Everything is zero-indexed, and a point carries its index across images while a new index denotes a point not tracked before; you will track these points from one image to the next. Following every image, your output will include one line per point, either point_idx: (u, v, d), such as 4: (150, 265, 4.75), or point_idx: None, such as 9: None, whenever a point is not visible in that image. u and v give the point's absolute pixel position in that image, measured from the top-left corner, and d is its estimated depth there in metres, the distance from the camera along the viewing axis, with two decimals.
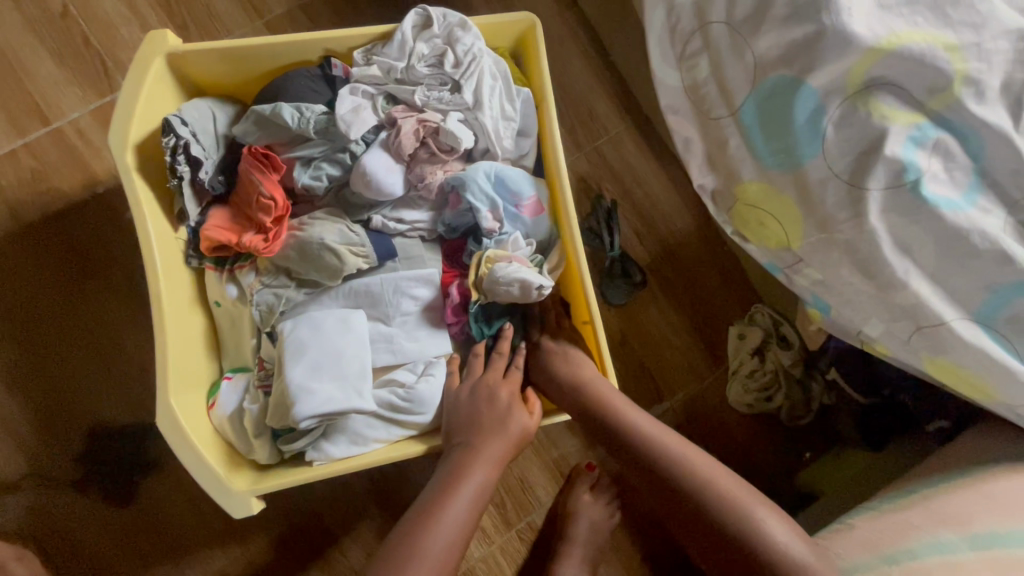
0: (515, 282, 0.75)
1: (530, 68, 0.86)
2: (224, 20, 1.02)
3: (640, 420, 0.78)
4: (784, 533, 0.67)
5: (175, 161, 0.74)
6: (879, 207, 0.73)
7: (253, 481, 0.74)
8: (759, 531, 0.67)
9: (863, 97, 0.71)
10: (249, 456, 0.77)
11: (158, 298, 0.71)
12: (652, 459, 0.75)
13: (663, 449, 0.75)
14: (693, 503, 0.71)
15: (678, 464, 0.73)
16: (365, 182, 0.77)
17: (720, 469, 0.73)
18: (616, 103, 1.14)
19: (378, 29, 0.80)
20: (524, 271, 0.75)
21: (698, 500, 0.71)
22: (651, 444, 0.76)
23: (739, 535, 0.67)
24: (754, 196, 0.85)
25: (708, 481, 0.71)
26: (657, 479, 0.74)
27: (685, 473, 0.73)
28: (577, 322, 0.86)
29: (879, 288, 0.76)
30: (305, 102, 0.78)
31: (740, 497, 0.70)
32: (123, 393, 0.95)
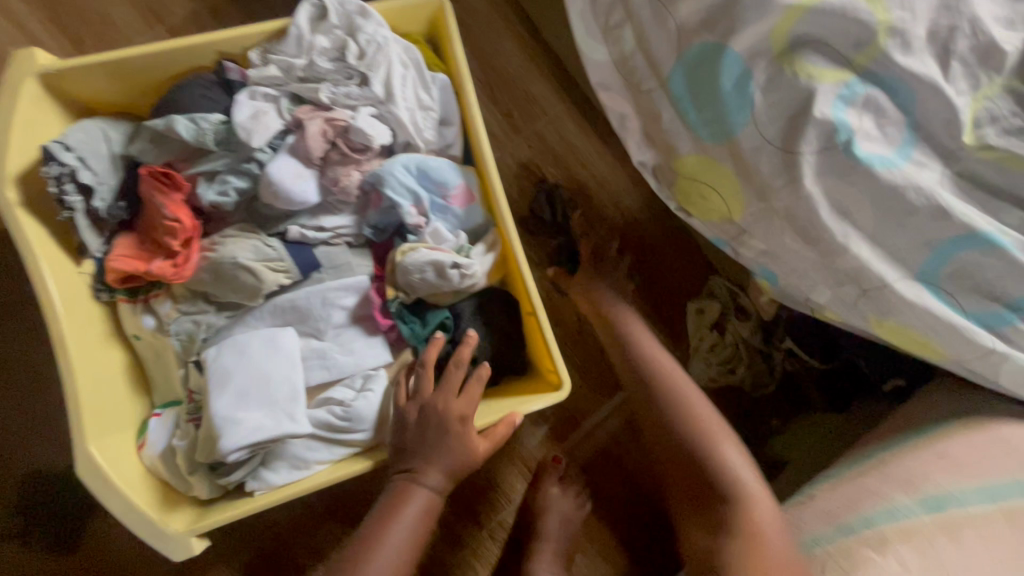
0: (428, 265, 0.73)
1: (445, 53, 0.82)
2: (122, 28, 0.95)
3: (652, 348, 0.90)
4: (734, 455, 0.78)
5: (63, 191, 0.68)
6: (814, 170, 0.70)
7: (193, 519, 0.70)
8: (719, 458, 0.78)
9: (788, 57, 0.68)
10: (188, 494, 0.73)
11: (61, 341, 0.66)
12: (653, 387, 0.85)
13: (663, 380, 0.86)
14: (674, 428, 0.82)
15: (671, 390, 0.85)
16: (273, 193, 0.72)
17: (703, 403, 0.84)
18: (552, 82, 1.10)
19: (272, 26, 0.75)
20: (435, 254, 0.73)
21: (678, 428, 0.81)
22: (658, 373, 0.87)
23: (703, 455, 0.78)
24: (693, 169, 0.82)
25: (702, 420, 0.82)
26: (650, 405, 0.85)
27: (674, 402, 0.83)
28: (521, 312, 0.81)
29: (822, 254, 0.74)
30: (200, 112, 0.73)
31: (710, 425, 0.81)
32: (56, 435, 0.90)
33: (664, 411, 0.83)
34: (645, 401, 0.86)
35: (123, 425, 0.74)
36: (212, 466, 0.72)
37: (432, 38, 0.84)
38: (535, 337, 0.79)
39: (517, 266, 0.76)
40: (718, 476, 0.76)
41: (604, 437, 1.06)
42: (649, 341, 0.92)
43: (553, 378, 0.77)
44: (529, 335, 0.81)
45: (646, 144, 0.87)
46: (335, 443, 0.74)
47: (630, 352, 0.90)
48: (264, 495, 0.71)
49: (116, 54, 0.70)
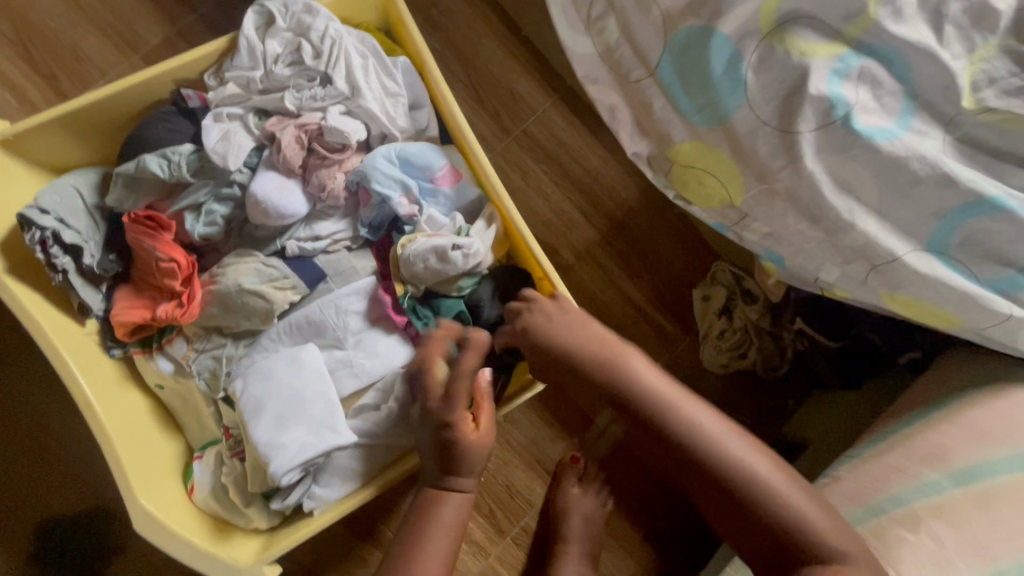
0: (429, 252, 0.72)
1: (401, 37, 0.80)
2: (96, 61, 0.94)
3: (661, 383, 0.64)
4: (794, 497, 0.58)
5: (50, 254, 0.67)
6: (813, 148, 0.69)
7: (260, 550, 0.69)
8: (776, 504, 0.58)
9: (778, 35, 0.67)
10: (249, 527, 0.71)
11: (83, 399, 0.65)
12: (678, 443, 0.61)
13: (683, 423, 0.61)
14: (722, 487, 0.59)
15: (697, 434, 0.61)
16: (262, 212, 0.70)
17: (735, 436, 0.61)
18: (536, 78, 1.08)
19: (218, 44, 0.72)
20: (435, 239, 0.72)
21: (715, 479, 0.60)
22: (676, 416, 0.62)
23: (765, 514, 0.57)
24: (689, 156, 0.81)
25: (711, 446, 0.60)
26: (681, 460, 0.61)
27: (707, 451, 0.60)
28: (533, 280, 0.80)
29: (827, 232, 0.72)
30: (169, 147, 0.70)
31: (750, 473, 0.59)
32: (68, 480, 0.89)
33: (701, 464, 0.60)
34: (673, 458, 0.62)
35: (166, 473, 0.72)
36: (266, 494, 0.71)
37: (386, 28, 0.83)
38: None
39: (522, 239, 0.76)
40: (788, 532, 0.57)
41: (620, 434, 1.04)
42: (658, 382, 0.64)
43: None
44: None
45: (639, 134, 0.86)
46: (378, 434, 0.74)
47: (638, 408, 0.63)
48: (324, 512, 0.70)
49: (66, 106, 0.69)
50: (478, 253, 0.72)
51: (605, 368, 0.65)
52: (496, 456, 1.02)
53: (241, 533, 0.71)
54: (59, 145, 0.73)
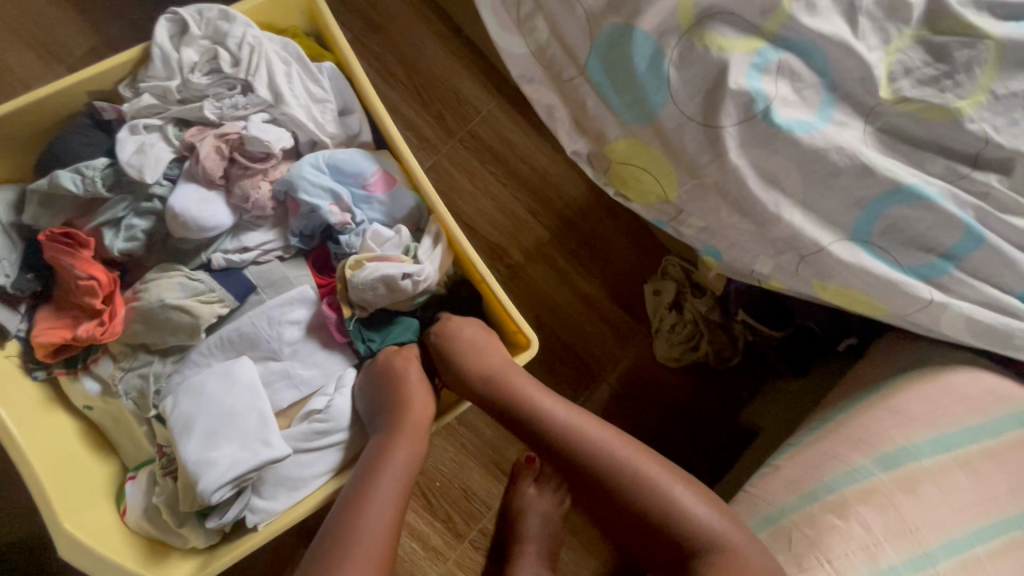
0: (378, 282, 0.70)
1: (328, 42, 0.79)
2: (20, 73, 0.91)
3: (575, 418, 0.69)
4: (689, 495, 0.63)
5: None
6: (737, 142, 0.69)
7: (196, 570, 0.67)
8: (667, 505, 0.63)
9: (697, 31, 0.67)
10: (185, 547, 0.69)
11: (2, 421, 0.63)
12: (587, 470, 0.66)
13: (598, 454, 0.66)
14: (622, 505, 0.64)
15: (608, 461, 0.66)
16: (182, 225, 0.68)
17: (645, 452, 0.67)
18: (479, 78, 1.07)
19: (133, 53, 0.70)
20: (385, 266, 0.70)
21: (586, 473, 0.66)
22: (590, 449, 0.67)
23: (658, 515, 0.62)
24: (624, 154, 0.80)
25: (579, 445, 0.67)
26: (587, 488, 0.67)
27: (614, 477, 0.65)
28: (475, 284, 0.80)
29: (758, 225, 0.73)
30: (84, 161, 0.68)
31: (645, 488, 0.64)
32: (5, 507, 0.86)
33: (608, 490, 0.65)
34: (582, 483, 0.67)
35: (96, 496, 0.70)
36: (202, 512, 0.68)
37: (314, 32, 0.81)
38: (492, 303, 0.78)
39: (456, 243, 0.75)
40: (678, 531, 0.62)
41: None
42: (572, 417, 0.69)
43: (521, 340, 0.78)
44: (486, 304, 0.80)
45: (577, 133, 0.84)
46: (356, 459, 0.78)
47: (553, 440, 0.68)
48: (269, 525, 0.68)
49: None
50: (430, 277, 0.72)
51: (489, 383, 0.72)
52: (452, 460, 1.01)
53: (178, 554, 0.69)
54: None
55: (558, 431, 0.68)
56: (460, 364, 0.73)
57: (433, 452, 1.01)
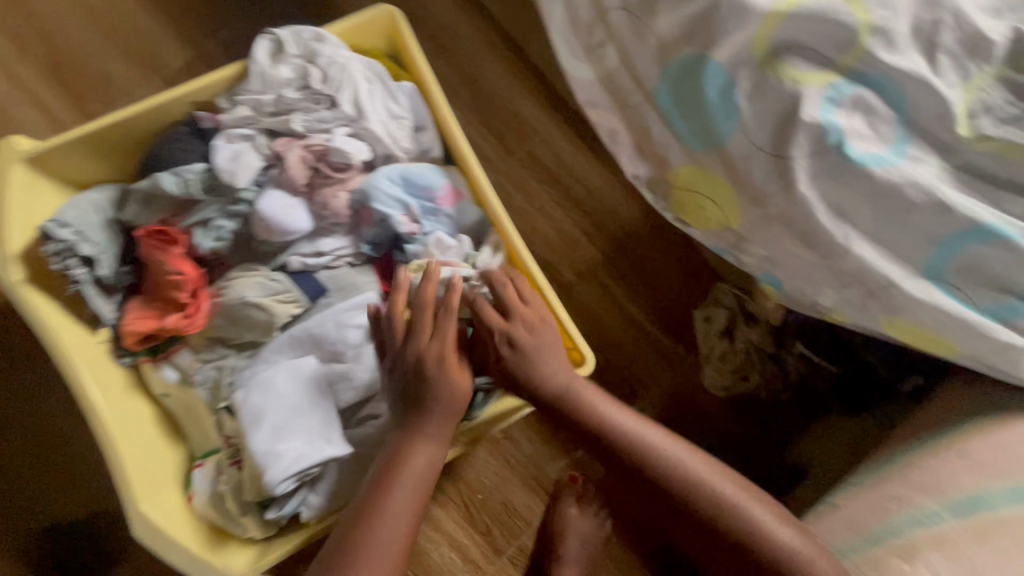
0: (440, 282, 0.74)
1: (406, 61, 0.83)
2: (121, 83, 0.98)
3: (638, 425, 0.72)
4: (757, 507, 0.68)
5: (68, 266, 0.71)
6: (808, 174, 0.69)
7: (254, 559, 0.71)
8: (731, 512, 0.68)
9: (771, 64, 0.68)
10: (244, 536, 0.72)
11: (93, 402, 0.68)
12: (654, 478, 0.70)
13: (663, 462, 0.70)
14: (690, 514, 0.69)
15: (675, 470, 0.70)
16: (267, 227, 0.73)
17: (708, 462, 0.71)
18: (540, 100, 1.10)
19: (231, 69, 0.76)
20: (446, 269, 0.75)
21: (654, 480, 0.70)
22: (657, 457, 0.70)
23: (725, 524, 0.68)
24: (687, 179, 0.83)
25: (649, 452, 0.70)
26: (651, 494, 0.71)
27: (683, 487, 0.69)
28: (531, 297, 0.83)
29: (824, 256, 0.73)
30: (183, 165, 0.74)
31: (711, 497, 0.69)
32: (78, 486, 0.91)
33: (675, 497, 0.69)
34: (645, 488, 0.71)
35: (168, 481, 0.74)
36: (262, 503, 0.71)
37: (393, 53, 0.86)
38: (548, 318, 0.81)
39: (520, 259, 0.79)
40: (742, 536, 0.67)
41: None
42: (636, 424, 0.72)
43: (576, 356, 0.80)
44: None
45: (638, 157, 0.88)
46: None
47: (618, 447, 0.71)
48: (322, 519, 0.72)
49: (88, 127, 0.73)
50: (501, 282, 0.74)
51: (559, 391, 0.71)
52: (495, 474, 1.02)
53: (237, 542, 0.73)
54: (82, 163, 0.76)
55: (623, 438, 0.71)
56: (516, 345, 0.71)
57: (476, 463, 1.01)
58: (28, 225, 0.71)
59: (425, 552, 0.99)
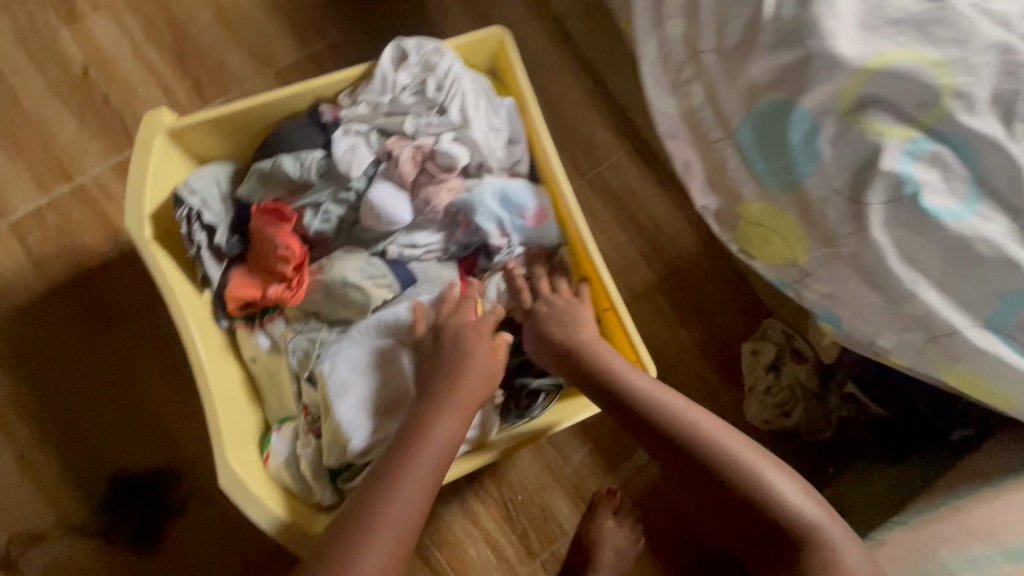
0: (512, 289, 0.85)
1: (507, 80, 0.91)
2: (235, 73, 1.06)
3: (679, 404, 0.71)
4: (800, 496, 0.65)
5: (192, 230, 0.79)
6: (882, 219, 0.73)
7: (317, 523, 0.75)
8: (756, 479, 0.65)
9: (855, 114, 0.73)
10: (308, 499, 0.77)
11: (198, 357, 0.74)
12: (690, 453, 0.68)
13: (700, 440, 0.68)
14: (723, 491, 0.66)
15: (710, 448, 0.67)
16: (375, 216, 0.79)
17: (751, 446, 0.68)
18: (613, 128, 1.17)
19: (358, 71, 0.84)
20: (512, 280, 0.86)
21: (676, 441, 0.69)
22: (693, 433, 0.68)
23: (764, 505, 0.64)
24: (757, 214, 0.88)
25: (675, 414, 0.70)
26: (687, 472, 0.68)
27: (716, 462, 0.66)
28: (599, 310, 0.87)
29: (888, 299, 0.77)
30: (302, 151, 0.81)
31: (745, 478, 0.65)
32: (149, 439, 0.96)
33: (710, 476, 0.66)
34: (680, 465, 0.69)
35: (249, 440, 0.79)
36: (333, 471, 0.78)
37: (493, 70, 0.93)
38: (614, 330, 0.86)
39: (597, 274, 0.84)
40: (769, 508, 0.64)
41: (657, 472, 1.06)
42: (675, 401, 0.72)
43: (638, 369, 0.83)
44: (607, 330, 0.88)
45: (710, 189, 0.95)
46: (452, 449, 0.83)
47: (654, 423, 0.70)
48: None
49: (221, 111, 0.80)
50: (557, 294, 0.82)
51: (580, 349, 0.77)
52: (537, 477, 1.05)
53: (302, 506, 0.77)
54: (209, 141, 0.84)
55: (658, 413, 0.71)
56: (552, 333, 0.79)
57: (520, 465, 1.04)
58: (159, 190, 0.78)
59: (462, 544, 1.01)
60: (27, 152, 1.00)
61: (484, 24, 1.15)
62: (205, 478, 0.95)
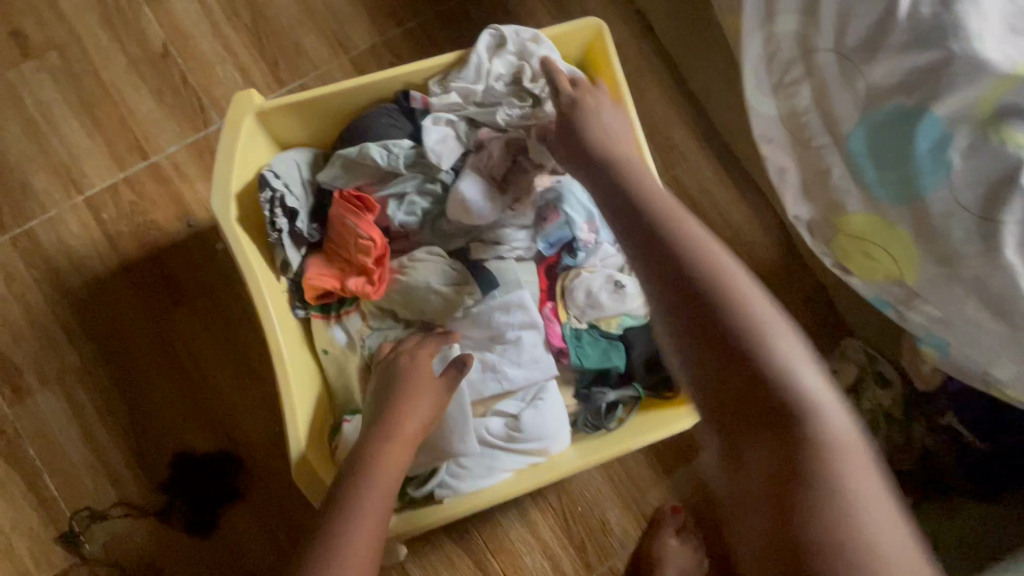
0: (597, 285, 0.81)
1: (599, 75, 0.87)
2: (312, 56, 1.04)
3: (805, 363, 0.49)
4: (841, 442, 0.46)
5: (273, 214, 0.76)
6: (1017, 241, 0.67)
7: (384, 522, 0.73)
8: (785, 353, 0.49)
9: (996, 124, 0.66)
10: None
11: (278, 345, 0.72)
12: (710, 300, 0.50)
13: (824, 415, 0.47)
14: (777, 412, 0.47)
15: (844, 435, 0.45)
16: (464, 209, 0.76)
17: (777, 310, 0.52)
18: (692, 130, 1.11)
19: (451, 56, 0.80)
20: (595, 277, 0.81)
21: (700, 281, 0.51)
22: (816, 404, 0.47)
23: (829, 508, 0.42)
24: (859, 228, 0.83)
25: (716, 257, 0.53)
26: (743, 395, 0.48)
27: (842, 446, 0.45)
28: None
29: (1011, 327, 0.71)
30: (389, 139, 0.78)
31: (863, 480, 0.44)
32: (213, 423, 0.95)
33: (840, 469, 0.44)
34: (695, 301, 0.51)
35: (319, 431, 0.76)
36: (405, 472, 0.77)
37: (581, 65, 0.90)
38: None
39: None
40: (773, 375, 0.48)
41: None
42: (799, 353, 0.49)
43: None
44: None
45: (804, 199, 0.90)
46: (519, 455, 0.77)
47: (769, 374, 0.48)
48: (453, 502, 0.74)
49: (311, 94, 0.78)
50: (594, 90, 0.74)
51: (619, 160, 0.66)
52: (597, 488, 1.01)
53: None
54: (294, 125, 0.82)
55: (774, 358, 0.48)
56: (588, 134, 0.69)
57: (581, 474, 1.00)
58: (244, 173, 0.77)
59: (518, 553, 0.98)
60: (105, 128, 1.00)
61: (564, 16, 1.10)
62: (264, 465, 0.94)
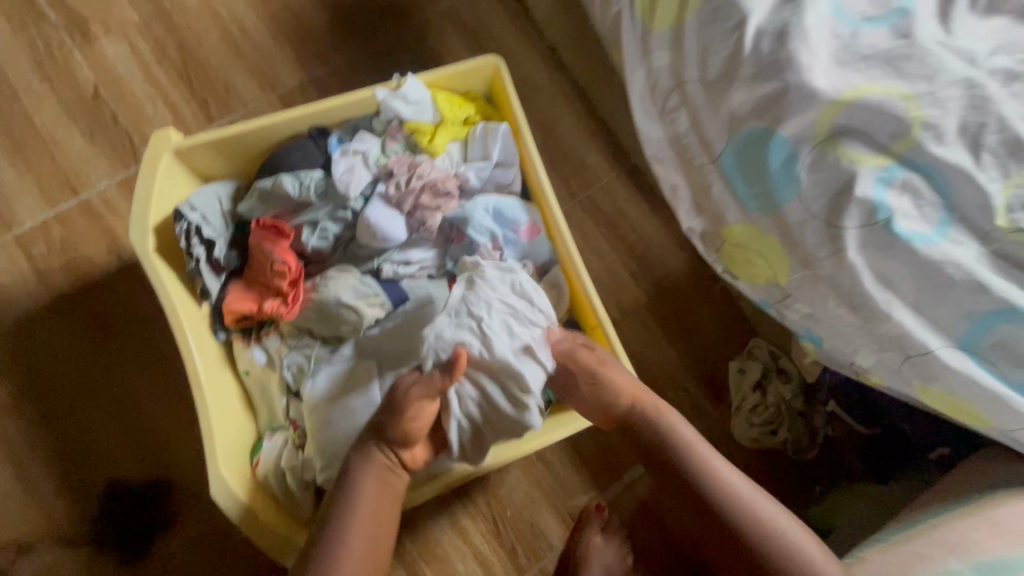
0: None
1: (502, 106, 0.95)
2: (241, 94, 1.10)
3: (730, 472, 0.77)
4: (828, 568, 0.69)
5: (191, 244, 0.81)
6: (857, 243, 0.76)
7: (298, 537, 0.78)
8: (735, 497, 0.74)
9: (831, 143, 0.76)
10: (293, 509, 0.81)
11: (195, 368, 0.76)
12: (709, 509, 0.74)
13: (738, 505, 0.73)
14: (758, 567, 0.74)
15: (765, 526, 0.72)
16: (371, 234, 0.83)
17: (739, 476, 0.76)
18: (605, 152, 1.20)
19: (360, 94, 0.87)
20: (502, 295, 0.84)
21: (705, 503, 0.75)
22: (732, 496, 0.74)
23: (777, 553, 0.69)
24: (740, 237, 0.91)
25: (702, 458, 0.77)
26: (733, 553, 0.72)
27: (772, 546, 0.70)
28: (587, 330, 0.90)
29: (865, 320, 0.79)
30: (302, 171, 0.85)
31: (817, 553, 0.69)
32: (145, 449, 0.97)
33: (763, 563, 0.70)
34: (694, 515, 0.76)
35: (241, 448, 0.80)
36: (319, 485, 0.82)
37: (488, 95, 0.97)
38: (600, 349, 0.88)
39: (585, 298, 0.87)
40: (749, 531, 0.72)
41: (646, 491, 1.07)
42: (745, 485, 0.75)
43: None
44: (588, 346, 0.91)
45: (695, 212, 0.98)
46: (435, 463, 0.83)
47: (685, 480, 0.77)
48: None
49: (228, 131, 0.83)
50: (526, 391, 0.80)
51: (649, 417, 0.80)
52: (525, 492, 1.05)
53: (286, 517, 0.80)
54: (212, 161, 0.87)
55: (732, 514, 0.73)
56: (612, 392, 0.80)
57: (509, 480, 1.05)
58: (163, 207, 0.82)
59: (450, 559, 1.02)
60: (36, 168, 1.03)
61: (480, 52, 1.19)
62: (196, 488, 0.96)
